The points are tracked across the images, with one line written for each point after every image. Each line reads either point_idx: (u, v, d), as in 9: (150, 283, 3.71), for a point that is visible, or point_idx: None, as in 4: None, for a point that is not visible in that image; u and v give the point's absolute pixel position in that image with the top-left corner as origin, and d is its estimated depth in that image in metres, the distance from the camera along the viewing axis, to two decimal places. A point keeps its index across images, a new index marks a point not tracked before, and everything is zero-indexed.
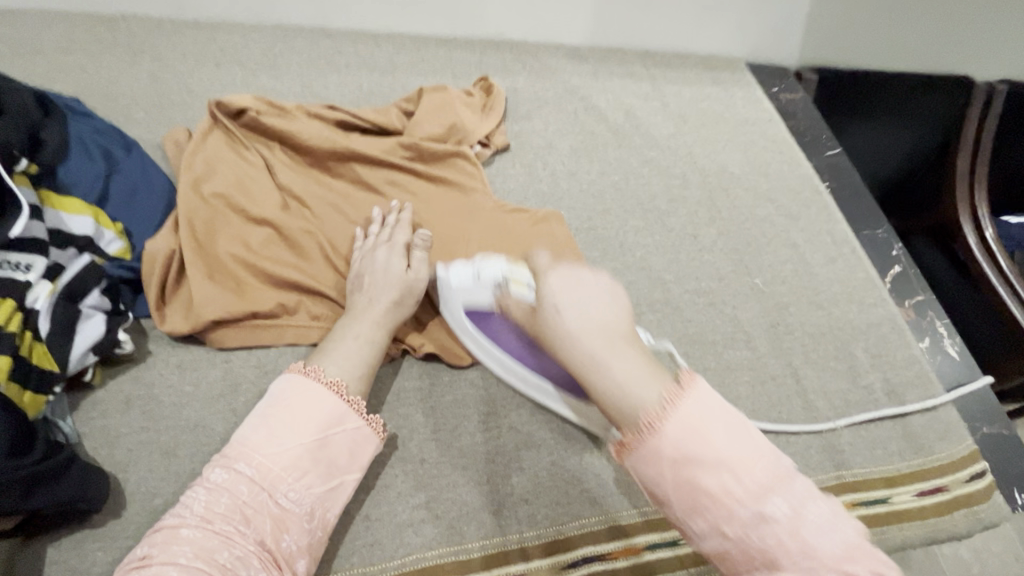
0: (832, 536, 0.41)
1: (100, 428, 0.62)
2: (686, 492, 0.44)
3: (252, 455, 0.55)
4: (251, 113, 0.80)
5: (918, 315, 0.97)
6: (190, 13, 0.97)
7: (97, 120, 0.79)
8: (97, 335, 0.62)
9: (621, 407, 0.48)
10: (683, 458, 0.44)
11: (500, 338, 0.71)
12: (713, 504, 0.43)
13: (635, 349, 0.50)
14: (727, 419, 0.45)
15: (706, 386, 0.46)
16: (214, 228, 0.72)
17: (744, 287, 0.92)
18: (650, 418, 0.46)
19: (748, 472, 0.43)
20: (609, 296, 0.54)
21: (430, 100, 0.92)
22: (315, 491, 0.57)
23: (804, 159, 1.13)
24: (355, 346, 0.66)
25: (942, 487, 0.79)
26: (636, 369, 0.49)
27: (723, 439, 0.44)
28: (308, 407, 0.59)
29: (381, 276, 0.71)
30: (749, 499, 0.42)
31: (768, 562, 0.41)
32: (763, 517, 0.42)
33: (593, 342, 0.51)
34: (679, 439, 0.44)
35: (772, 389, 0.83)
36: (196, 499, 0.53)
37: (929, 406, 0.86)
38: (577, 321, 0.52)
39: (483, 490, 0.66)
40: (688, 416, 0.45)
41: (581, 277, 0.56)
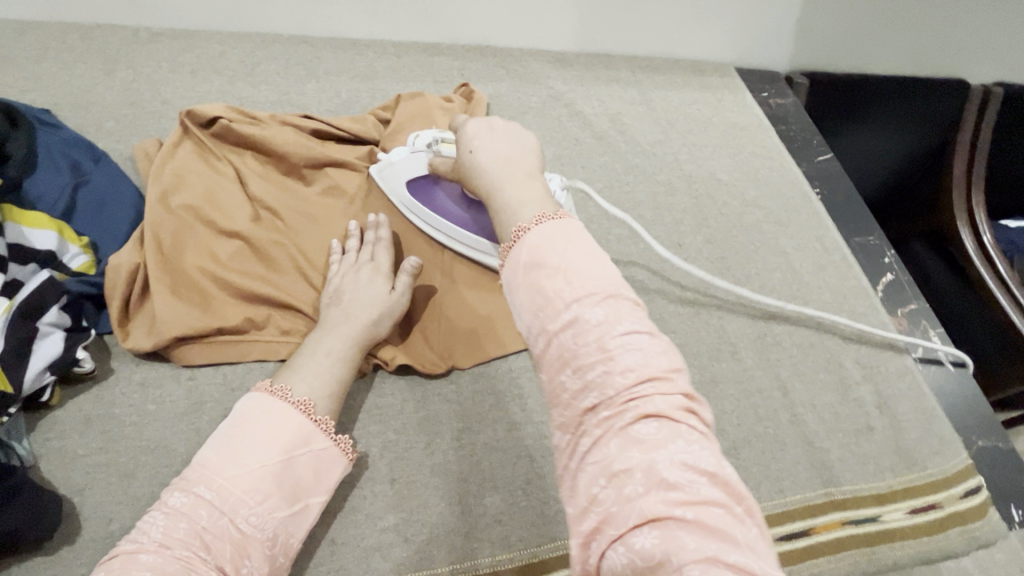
0: (646, 364, 0.39)
1: (57, 450, 0.60)
2: (529, 295, 0.43)
3: (213, 477, 0.52)
4: (222, 122, 0.78)
5: (911, 324, 0.94)
6: (167, 21, 0.96)
7: (66, 131, 0.77)
8: (54, 354, 0.60)
9: (505, 223, 0.48)
10: (534, 264, 0.43)
11: (443, 207, 0.75)
12: (547, 312, 0.42)
13: (536, 181, 0.51)
14: (584, 247, 0.44)
15: (581, 223, 0.46)
16: (180, 241, 0.70)
17: (730, 297, 0.90)
18: (520, 231, 0.46)
19: (587, 282, 0.42)
20: (516, 136, 0.54)
21: (408, 108, 0.90)
22: (279, 515, 0.54)
23: (794, 164, 1.10)
24: (323, 362, 0.64)
25: (935, 504, 0.77)
26: (526, 196, 0.49)
27: (574, 257, 0.43)
28: (274, 427, 0.56)
29: (352, 290, 0.69)
30: (577, 305, 0.41)
31: (575, 368, 0.40)
32: (580, 325, 0.40)
33: (493, 170, 0.51)
34: (535, 245, 0.44)
35: (759, 402, 0.80)
36: (152, 525, 0.50)
37: (922, 419, 0.83)
38: (489, 158, 0.52)
39: (456, 511, 0.64)
40: (554, 235, 0.44)
41: (494, 124, 0.55)
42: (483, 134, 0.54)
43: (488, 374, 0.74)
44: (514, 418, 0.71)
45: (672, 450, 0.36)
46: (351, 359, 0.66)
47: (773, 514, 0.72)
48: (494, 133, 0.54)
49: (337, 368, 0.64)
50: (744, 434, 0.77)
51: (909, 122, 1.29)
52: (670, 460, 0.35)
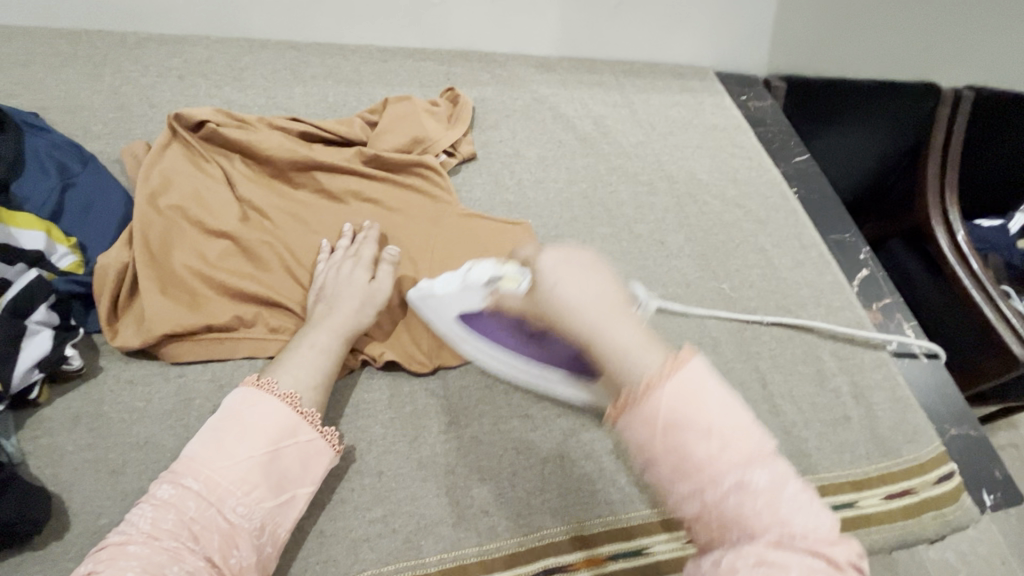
0: (814, 525, 0.37)
1: (45, 446, 0.60)
2: (670, 458, 0.38)
3: (200, 469, 0.53)
4: (210, 125, 0.80)
5: (885, 318, 0.97)
6: (154, 27, 0.97)
7: (54, 134, 0.78)
8: (43, 352, 0.60)
9: (621, 376, 0.41)
10: (676, 425, 0.38)
11: (502, 342, 0.68)
12: (704, 479, 0.38)
13: (629, 314, 0.44)
14: (718, 394, 0.40)
15: (705, 360, 0.41)
16: (169, 241, 0.71)
17: (710, 292, 0.92)
18: (648, 385, 0.40)
19: (744, 446, 0.38)
20: (599, 264, 0.46)
21: (395, 111, 0.92)
22: (267, 505, 0.55)
23: (772, 165, 1.14)
24: (310, 356, 0.65)
25: (909, 489, 0.79)
26: (633, 335, 0.43)
27: (713, 409, 0.39)
28: (260, 419, 0.57)
29: (338, 286, 0.71)
30: (738, 468, 0.37)
31: (744, 531, 0.37)
32: (746, 489, 0.37)
33: (585, 304, 0.43)
34: (673, 403, 0.39)
35: (739, 394, 0.82)
36: (141, 516, 0.51)
37: (896, 408, 0.85)
38: (579, 296, 0.44)
39: (443, 502, 0.65)
40: (688, 385, 0.39)
41: (573, 258, 0.46)
42: (563, 258, 0.46)
43: (475, 370, 0.75)
44: (500, 412, 0.72)
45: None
46: (338, 353, 0.67)
47: None
48: (577, 261, 0.46)
49: (325, 362, 0.65)
50: None
51: (882, 126, 1.32)
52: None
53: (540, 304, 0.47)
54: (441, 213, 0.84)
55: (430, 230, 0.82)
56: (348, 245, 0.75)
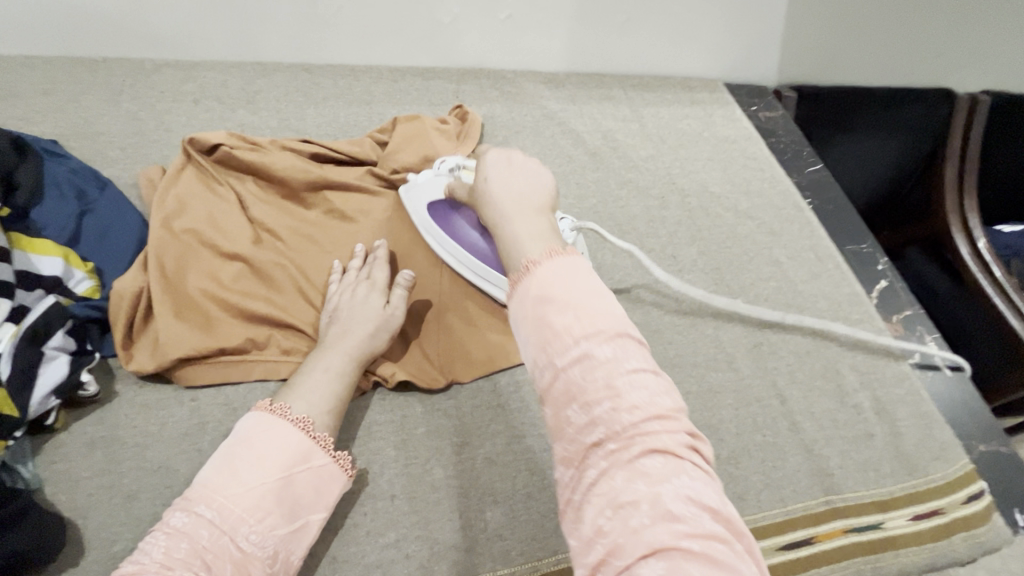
0: (654, 402, 0.37)
1: (61, 472, 0.61)
2: (536, 328, 0.41)
3: (213, 497, 0.53)
4: (223, 148, 0.80)
5: (907, 330, 0.95)
6: (170, 53, 0.99)
7: (73, 161, 0.80)
8: (59, 377, 0.61)
9: (513, 258, 0.47)
10: (541, 296, 0.42)
11: (461, 236, 0.73)
12: (557, 347, 0.40)
13: (544, 217, 0.50)
14: (587, 279, 0.43)
15: (587, 259, 0.45)
16: (184, 264, 0.72)
17: (725, 306, 0.91)
18: (530, 263, 0.45)
19: (598, 321, 0.40)
20: (534, 173, 0.54)
21: (405, 130, 0.93)
22: (280, 533, 0.54)
23: (785, 176, 1.12)
24: (323, 380, 0.64)
25: (938, 510, 0.76)
26: (530, 228, 0.49)
27: (573, 288, 0.42)
28: (273, 445, 0.57)
29: (351, 308, 0.70)
30: (585, 341, 0.40)
31: (585, 404, 0.38)
32: (591, 362, 0.39)
33: (504, 201, 0.52)
34: (545, 278, 0.43)
35: (757, 411, 0.81)
36: (154, 545, 0.50)
37: (921, 424, 0.83)
38: (499, 193, 0.52)
39: (456, 526, 0.64)
40: (558, 269, 0.43)
41: (513, 158, 0.56)
42: (499, 164, 0.55)
43: (487, 390, 0.74)
44: (513, 433, 0.71)
45: (678, 486, 0.35)
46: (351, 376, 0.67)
47: (775, 523, 0.72)
48: (510, 168, 0.54)
49: (338, 385, 0.65)
50: (742, 443, 0.77)
51: (899, 134, 1.29)
52: (676, 493, 0.34)
53: (480, 206, 0.55)
54: None
55: None
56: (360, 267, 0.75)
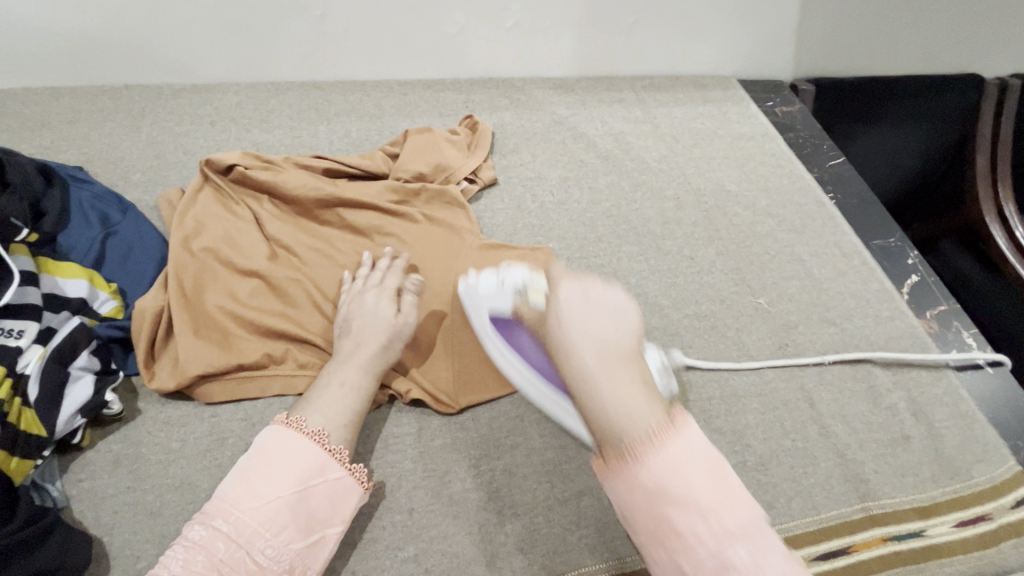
0: None
1: (88, 490, 0.62)
2: (655, 523, 0.47)
3: (229, 510, 0.53)
4: (239, 168, 0.82)
5: (941, 326, 0.90)
6: (188, 78, 1.02)
7: (96, 186, 0.82)
8: (84, 397, 0.62)
9: (616, 436, 0.51)
10: (654, 488, 0.47)
11: (526, 350, 0.68)
12: (687, 546, 0.45)
13: (634, 366, 0.55)
14: (699, 457, 0.48)
15: (697, 430, 0.50)
16: (203, 282, 0.73)
17: (747, 307, 0.88)
18: (637, 442, 0.49)
19: (723, 516, 0.45)
20: (614, 310, 0.59)
21: (415, 141, 0.93)
22: (296, 546, 0.54)
23: (805, 171, 1.10)
24: (335, 392, 0.64)
25: (984, 516, 0.72)
26: (632, 396, 0.52)
27: (681, 472, 0.47)
28: (288, 458, 0.57)
29: (361, 318, 0.71)
30: (717, 544, 0.45)
31: None
32: (726, 566, 0.44)
33: (592, 362, 0.54)
34: (659, 471, 0.47)
35: (785, 414, 0.77)
36: (173, 558, 0.51)
37: (962, 425, 0.79)
38: (586, 349, 0.55)
39: (475, 540, 0.63)
40: (669, 454, 0.48)
41: (587, 291, 0.60)
42: (578, 301, 0.59)
43: (504, 401, 0.74)
44: (532, 444, 0.70)
45: None
46: (365, 390, 0.66)
47: (806, 533, 0.69)
48: (587, 300, 0.59)
49: (350, 397, 0.65)
50: (771, 449, 0.74)
51: (922, 125, 1.30)
52: None
53: (557, 355, 0.57)
54: (463, 242, 0.84)
55: (452, 260, 0.82)
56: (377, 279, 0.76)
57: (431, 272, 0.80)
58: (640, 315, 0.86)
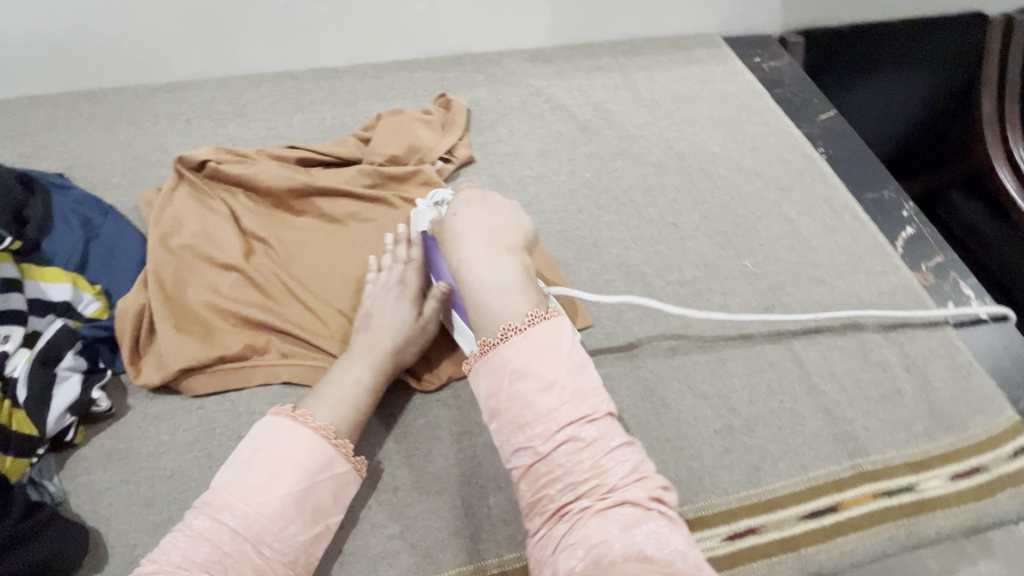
0: (631, 470, 0.49)
1: (84, 484, 0.64)
2: (516, 403, 0.51)
3: (236, 504, 0.53)
4: (212, 164, 0.82)
5: (938, 279, 0.88)
6: (162, 76, 1.02)
7: (76, 191, 0.84)
8: (72, 396, 0.64)
9: (489, 320, 0.55)
10: (520, 372, 0.51)
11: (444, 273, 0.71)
12: (539, 419, 0.50)
13: (512, 262, 0.58)
14: (568, 351, 0.53)
15: (566, 323, 0.54)
16: (183, 279, 0.74)
17: (733, 271, 0.86)
18: (508, 328, 0.53)
19: (577, 401, 0.51)
20: (508, 215, 0.62)
21: (388, 124, 0.93)
22: (302, 538, 0.56)
23: (793, 127, 1.06)
24: (347, 390, 0.64)
25: (980, 467, 0.71)
26: (506, 283, 0.56)
27: (548, 360, 0.52)
28: (294, 453, 0.57)
29: (381, 317, 0.70)
30: (571, 424, 0.50)
31: (568, 477, 0.49)
32: (576, 440, 0.49)
33: (476, 247, 0.59)
34: (522, 356, 0.52)
35: (771, 375, 0.76)
36: (175, 545, 0.52)
37: (957, 377, 0.77)
38: (473, 243, 0.59)
39: (460, 514, 0.64)
40: (539, 339, 0.52)
41: (488, 205, 0.63)
42: (474, 205, 0.63)
43: None
44: None
45: (647, 529, 0.46)
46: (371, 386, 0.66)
47: (795, 493, 0.68)
48: (483, 207, 0.63)
49: (358, 393, 0.65)
50: (757, 411, 0.73)
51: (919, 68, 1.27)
52: (645, 535, 0.45)
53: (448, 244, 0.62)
54: None
55: None
56: (384, 264, 0.73)
57: None
58: (622, 286, 0.85)
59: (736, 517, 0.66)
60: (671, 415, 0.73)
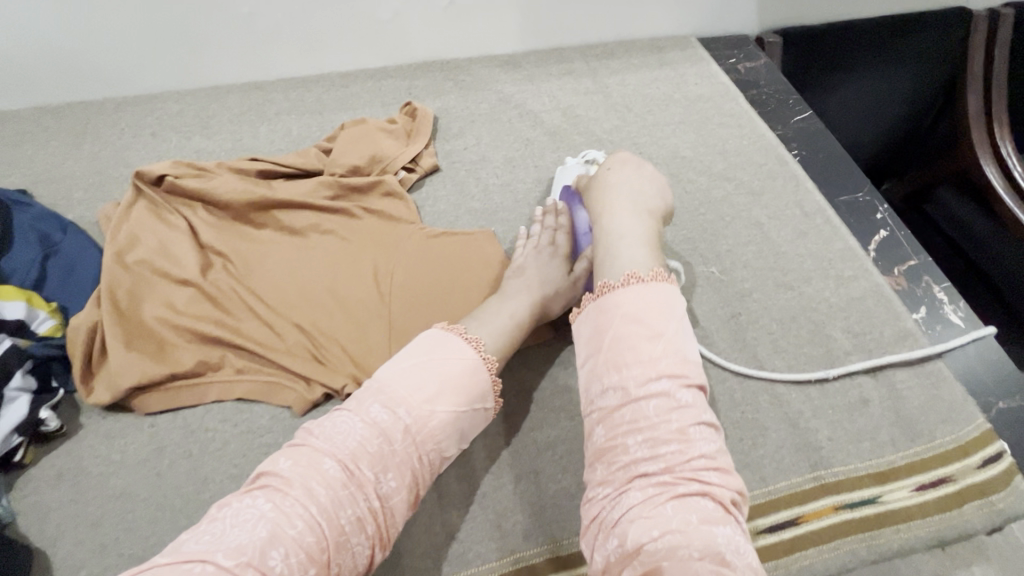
0: (715, 457, 0.48)
1: (32, 505, 0.64)
2: (620, 345, 0.50)
3: (410, 407, 0.54)
4: (169, 178, 0.82)
5: (910, 283, 0.86)
6: (129, 90, 1.02)
7: (36, 207, 0.83)
8: (19, 417, 0.63)
9: (616, 265, 0.56)
10: (632, 316, 0.51)
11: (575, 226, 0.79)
12: (641, 367, 0.49)
13: (647, 224, 0.61)
14: (680, 315, 0.53)
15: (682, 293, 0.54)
16: (139, 296, 0.74)
17: (699, 278, 0.85)
18: (633, 276, 0.54)
19: (680, 363, 0.50)
20: (656, 185, 0.67)
21: (350, 134, 0.92)
22: (447, 454, 0.57)
23: (767, 129, 1.04)
24: (503, 320, 0.67)
25: (946, 478, 0.69)
26: (639, 240, 0.59)
27: (659, 314, 0.51)
28: (462, 373, 0.58)
29: (536, 268, 0.74)
30: (670, 382, 0.49)
31: (650, 439, 0.47)
32: (670, 401, 0.48)
33: (624, 201, 0.63)
34: (639, 302, 0.52)
35: (734, 386, 0.75)
36: (352, 428, 0.52)
37: (925, 385, 0.76)
38: (619, 196, 0.64)
39: (411, 531, 0.64)
40: (656, 293, 0.52)
41: (637, 171, 0.68)
42: (628, 167, 0.68)
43: None
44: None
45: (724, 531, 0.44)
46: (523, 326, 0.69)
47: (753, 507, 0.67)
48: (635, 172, 0.67)
49: (513, 328, 0.67)
50: (719, 423, 0.72)
51: (905, 64, 1.24)
52: (723, 536, 0.44)
53: (597, 193, 0.66)
54: (400, 235, 0.84)
55: (392, 251, 0.82)
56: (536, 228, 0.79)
57: (350, 268, 0.80)
58: None
59: None
60: None
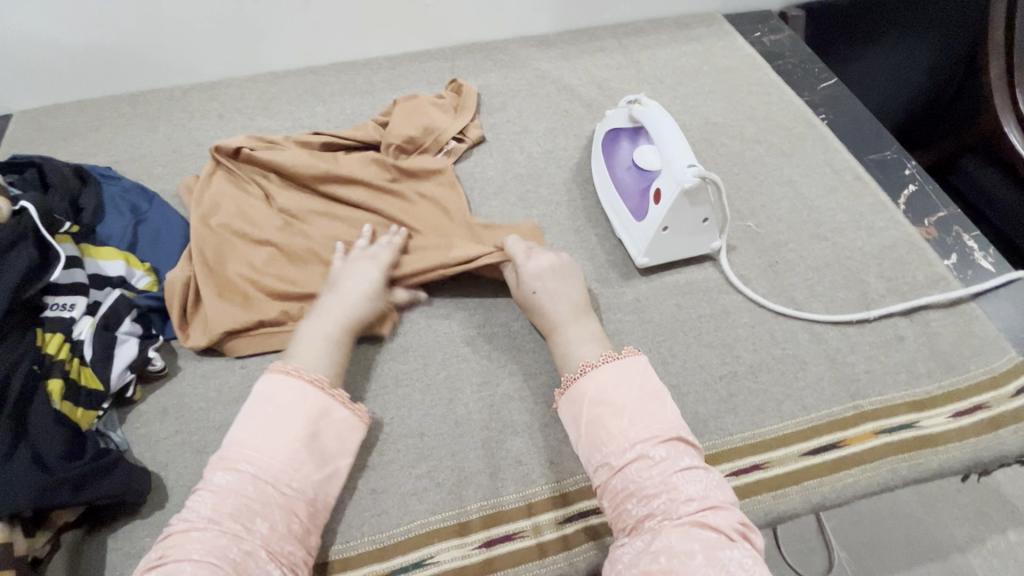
0: (706, 492, 0.53)
1: (143, 435, 0.71)
2: (594, 429, 0.59)
3: (250, 454, 0.57)
4: (245, 150, 0.89)
5: (941, 232, 0.90)
6: (195, 77, 1.11)
7: (123, 181, 0.91)
8: (132, 355, 0.71)
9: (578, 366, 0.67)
10: (596, 400, 0.60)
11: (615, 167, 0.88)
12: (612, 438, 0.58)
13: (590, 322, 0.73)
14: (640, 384, 0.61)
15: (644, 358, 0.63)
16: (223, 255, 0.81)
17: (737, 231, 0.89)
18: (588, 366, 0.63)
19: (646, 423, 0.57)
20: (568, 275, 0.76)
21: (404, 107, 0.99)
22: (319, 474, 0.60)
23: (795, 96, 1.09)
24: (316, 344, 0.67)
25: (981, 405, 0.73)
26: (585, 338, 0.70)
27: (620, 390, 0.60)
28: (291, 404, 0.60)
29: (352, 280, 0.74)
30: (641, 443, 0.56)
31: (638, 491, 0.55)
32: (645, 458, 0.56)
33: (563, 314, 0.73)
34: (599, 386, 0.61)
35: (775, 326, 0.80)
36: (200, 502, 0.55)
37: (958, 324, 0.80)
38: (539, 296, 0.74)
39: (482, 455, 0.70)
40: (613, 373, 0.61)
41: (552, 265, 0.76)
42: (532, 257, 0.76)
43: (500, 336, 0.79)
44: (529, 370, 0.76)
45: (728, 553, 0.48)
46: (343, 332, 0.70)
47: (796, 433, 0.71)
48: (546, 269, 0.75)
49: (330, 348, 0.68)
50: (761, 358, 0.77)
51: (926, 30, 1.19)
52: (727, 557, 0.48)
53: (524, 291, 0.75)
54: (457, 197, 0.90)
55: (450, 212, 0.88)
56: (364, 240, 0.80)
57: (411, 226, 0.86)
58: None
59: (741, 455, 0.70)
60: (677, 363, 0.76)
